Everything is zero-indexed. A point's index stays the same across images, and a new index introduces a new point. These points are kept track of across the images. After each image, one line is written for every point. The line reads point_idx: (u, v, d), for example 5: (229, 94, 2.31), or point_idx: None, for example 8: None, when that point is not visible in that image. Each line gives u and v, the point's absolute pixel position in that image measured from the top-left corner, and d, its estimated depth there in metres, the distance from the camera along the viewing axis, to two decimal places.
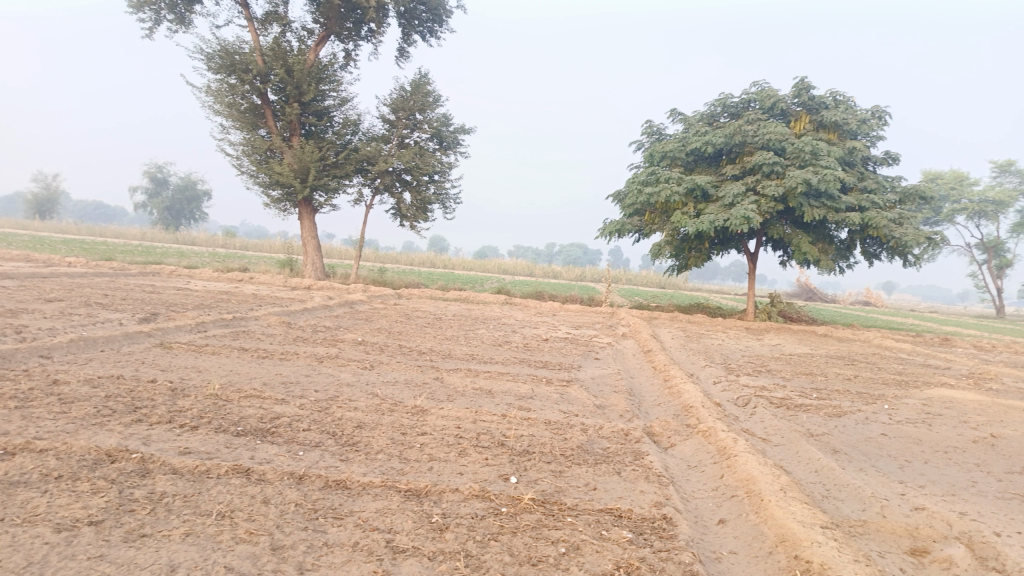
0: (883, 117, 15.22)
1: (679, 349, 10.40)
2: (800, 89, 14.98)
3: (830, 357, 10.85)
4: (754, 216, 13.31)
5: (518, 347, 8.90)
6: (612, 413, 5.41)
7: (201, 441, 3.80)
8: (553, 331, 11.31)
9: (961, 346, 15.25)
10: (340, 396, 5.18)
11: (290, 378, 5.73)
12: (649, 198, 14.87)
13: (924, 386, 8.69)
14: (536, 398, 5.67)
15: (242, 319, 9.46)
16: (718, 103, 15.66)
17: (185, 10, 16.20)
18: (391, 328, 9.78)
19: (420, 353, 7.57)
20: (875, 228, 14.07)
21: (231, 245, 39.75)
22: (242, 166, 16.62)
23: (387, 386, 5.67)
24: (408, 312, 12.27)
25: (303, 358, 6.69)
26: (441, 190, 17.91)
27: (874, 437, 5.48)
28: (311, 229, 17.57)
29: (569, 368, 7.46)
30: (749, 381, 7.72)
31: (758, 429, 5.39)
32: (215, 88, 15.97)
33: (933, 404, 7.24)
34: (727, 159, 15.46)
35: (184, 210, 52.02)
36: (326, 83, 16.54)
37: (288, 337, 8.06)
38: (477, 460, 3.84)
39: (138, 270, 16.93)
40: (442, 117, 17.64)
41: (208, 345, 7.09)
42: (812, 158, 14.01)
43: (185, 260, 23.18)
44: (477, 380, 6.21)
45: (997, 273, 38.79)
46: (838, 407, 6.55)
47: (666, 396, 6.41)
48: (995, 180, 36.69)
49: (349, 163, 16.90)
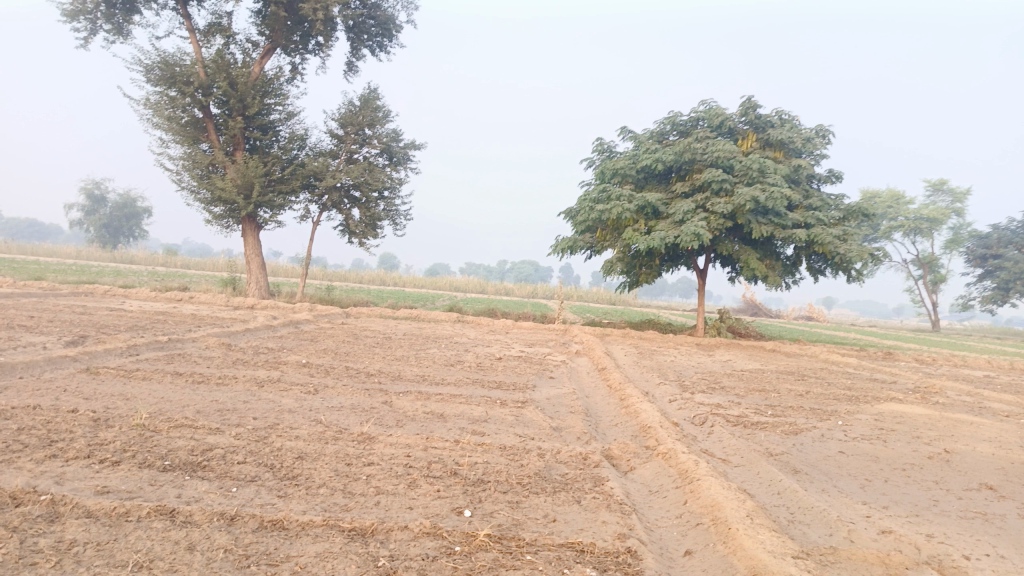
0: (826, 136, 15.56)
1: (633, 367, 10.30)
2: (747, 107, 15.21)
3: (781, 373, 10.89)
4: (704, 232, 13.39)
5: (470, 366, 8.65)
6: (568, 436, 5.20)
7: (122, 479, 3.45)
8: (505, 349, 11.10)
9: (903, 360, 15.59)
10: (280, 424, 4.86)
11: (227, 404, 5.37)
12: (601, 215, 14.84)
13: (874, 400, 8.75)
14: (490, 421, 5.44)
15: (179, 341, 8.98)
16: (667, 121, 15.79)
17: (123, 20, 15.60)
18: (338, 349, 9.41)
19: (368, 375, 7.26)
20: (821, 245, 14.31)
21: (172, 263, 38.50)
22: (182, 181, 16.03)
23: (332, 412, 5.36)
24: (357, 331, 11.90)
25: (243, 383, 6.30)
26: (391, 207, 17.60)
27: (833, 455, 5.40)
28: (255, 246, 17.03)
29: (523, 389, 7.25)
30: (704, 399, 7.62)
31: (717, 450, 5.26)
32: (154, 101, 15.38)
33: (885, 419, 7.25)
34: (676, 177, 15.57)
35: (122, 227, 50.22)
36: (271, 97, 16.11)
37: (228, 360, 7.64)
38: (428, 492, 3.58)
39: (70, 290, 16.11)
40: (391, 132, 17.37)
41: (139, 370, 6.64)
42: (760, 176, 14.20)
43: (122, 279, 22.26)
44: (428, 404, 5.94)
45: (932, 288, 40.18)
46: (795, 424, 6.48)
47: (623, 416, 6.24)
48: (929, 198, 38.09)
49: (295, 179, 16.46)
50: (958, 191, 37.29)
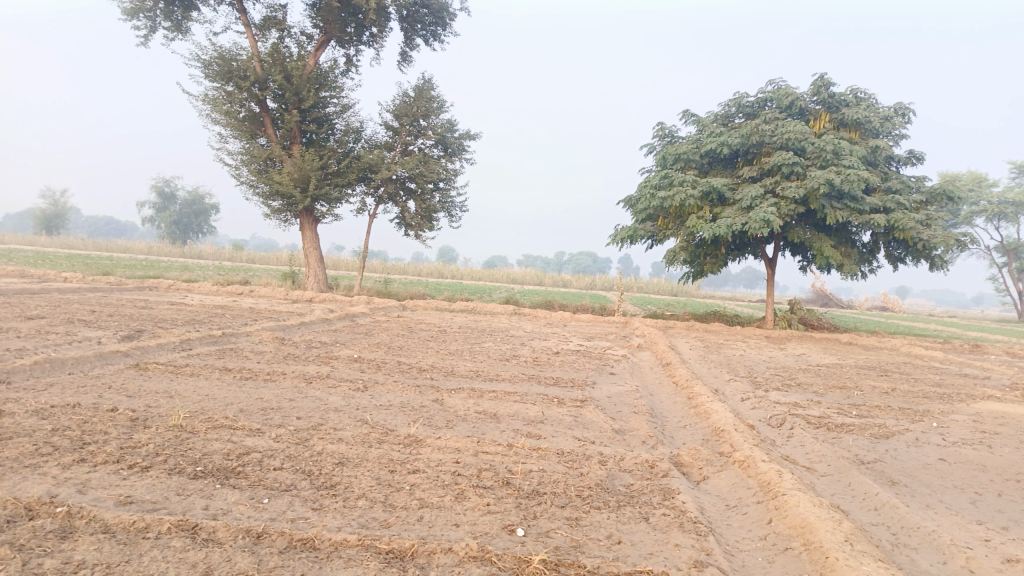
0: (906, 114, 14.57)
1: (699, 362, 9.75)
2: (819, 86, 14.34)
3: (861, 368, 10.16)
4: (774, 219, 12.67)
5: (526, 362, 8.26)
6: (633, 440, 4.77)
7: (147, 488, 3.19)
8: (564, 343, 10.68)
9: (993, 353, 14.50)
10: (324, 424, 4.57)
11: (273, 403, 5.12)
12: (663, 202, 14.23)
13: (969, 399, 7.98)
14: (547, 422, 5.04)
15: (232, 335, 8.87)
16: (733, 102, 15.04)
17: (182, 17, 15.76)
18: (391, 343, 9.16)
19: (421, 371, 6.95)
20: (902, 230, 13.40)
21: (238, 258, 39.40)
22: (242, 176, 16.12)
23: (379, 411, 5.05)
24: (412, 325, 11.67)
25: (290, 380, 6.07)
26: (447, 198, 17.35)
27: (933, 463, 4.80)
28: (313, 239, 17.03)
29: (583, 386, 6.82)
30: (779, 397, 7.05)
31: (800, 457, 4.74)
32: (213, 96, 15.49)
33: (985, 421, 6.54)
34: (743, 161, 14.83)
35: (192, 224, 51.72)
36: (326, 90, 16.03)
37: (279, 355, 7.46)
38: (478, 506, 3.22)
39: (135, 284, 16.40)
40: (446, 122, 17.10)
41: (188, 366, 6.49)
42: (834, 158, 13.37)
43: (187, 273, 22.69)
44: (481, 402, 5.58)
45: (1017, 276, 37.86)
46: (884, 427, 5.87)
47: (692, 418, 5.75)
48: (1014, 181, 35.82)
49: (351, 171, 16.35)
50: None
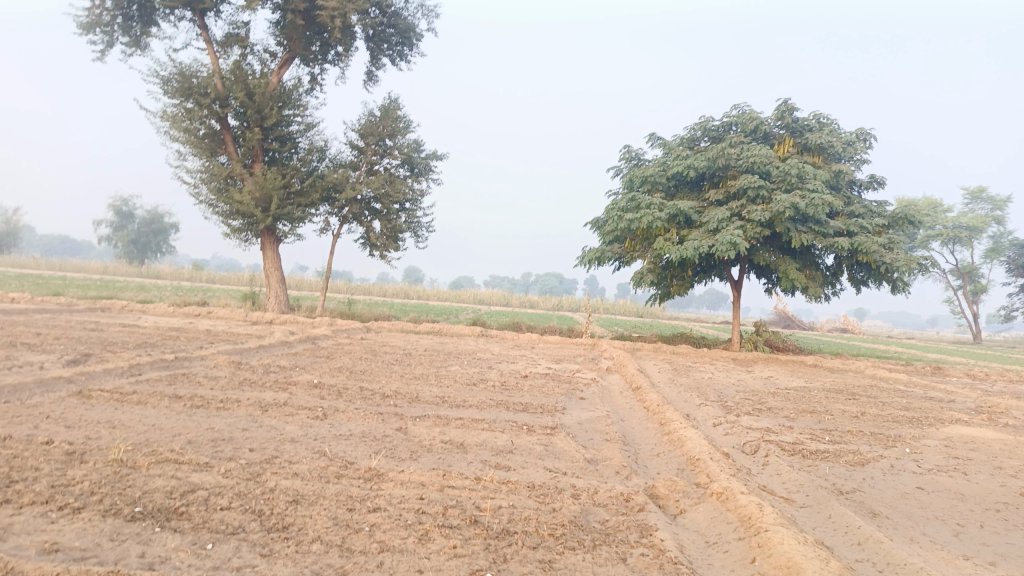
0: (868, 140, 14.80)
1: (669, 385, 9.61)
2: (783, 111, 14.49)
3: (828, 392, 10.12)
4: (740, 241, 12.69)
5: (494, 386, 8.02)
6: (606, 471, 4.57)
7: (76, 533, 2.87)
8: (532, 366, 10.46)
9: (954, 375, 14.68)
10: (278, 457, 4.28)
11: (225, 434, 4.82)
12: (630, 224, 14.19)
13: (938, 423, 7.95)
14: (516, 452, 4.82)
15: (186, 359, 8.47)
16: (698, 126, 15.13)
17: (141, 32, 15.38)
18: (354, 367, 8.84)
19: (384, 398, 6.67)
20: (865, 254, 13.54)
21: (197, 278, 38.52)
22: (201, 194, 15.69)
23: (339, 442, 4.77)
24: (375, 347, 11.35)
25: (245, 408, 5.75)
26: (413, 219, 17.12)
27: (911, 492, 4.68)
28: (275, 259, 16.62)
29: (553, 412, 6.61)
30: (751, 423, 6.92)
31: (778, 487, 4.59)
32: (172, 113, 15.09)
33: (956, 446, 6.48)
34: (709, 184, 14.89)
35: (150, 243, 50.55)
36: (290, 108, 15.75)
37: (235, 381, 7.11)
38: (443, 549, 2.97)
39: (87, 305, 15.79)
40: (413, 142, 16.92)
41: (136, 393, 6.13)
42: (799, 182, 13.49)
43: (143, 294, 21.98)
44: (447, 431, 5.34)
45: (972, 299, 38.81)
46: (859, 454, 5.76)
47: (665, 446, 5.57)
48: (967, 207, 36.83)
49: (315, 191, 16.04)
50: (999, 198, 36.04)
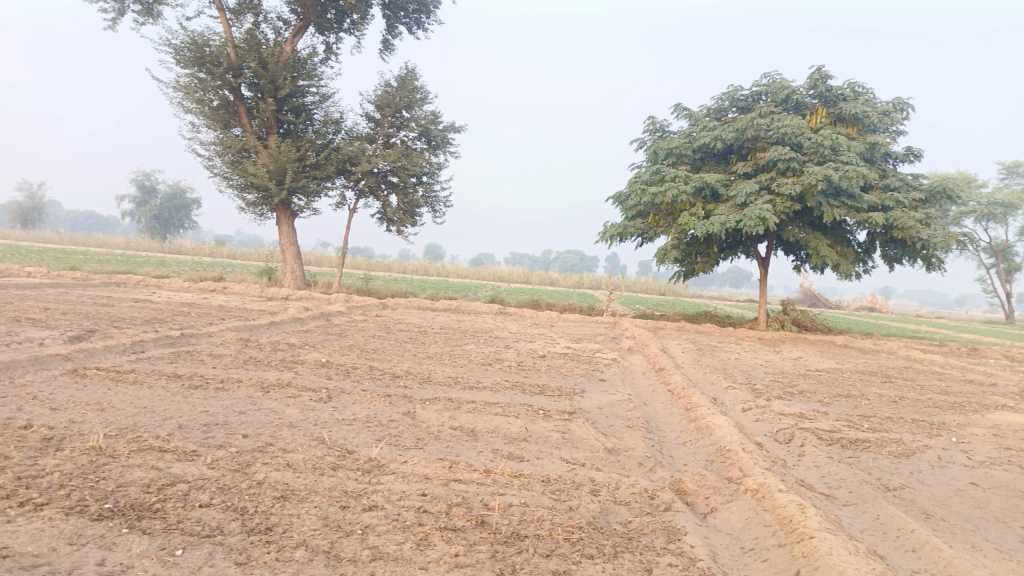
0: (905, 110, 14.11)
1: (693, 366, 9.20)
2: (816, 79, 13.82)
3: (862, 374, 9.64)
4: (770, 216, 12.15)
5: (510, 366, 7.65)
6: (628, 463, 4.20)
7: (30, 535, 2.56)
8: (550, 345, 10.10)
9: (991, 357, 14.06)
10: (272, 445, 3.96)
11: (219, 418, 4.51)
12: (654, 198, 13.67)
13: (981, 409, 7.46)
14: (531, 440, 4.46)
15: (192, 336, 8.19)
16: (726, 96, 14.52)
17: (153, 1, 15.03)
18: (365, 345, 8.52)
19: (394, 378, 6.33)
20: (900, 229, 12.95)
21: (218, 254, 38.57)
22: (215, 167, 15.40)
23: (340, 427, 4.44)
24: (390, 325, 11.02)
25: (245, 389, 5.44)
26: (430, 193, 16.72)
27: (965, 489, 4.25)
28: (290, 233, 16.33)
29: (571, 395, 6.23)
30: (782, 408, 6.50)
31: (817, 483, 4.18)
32: (184, 83, 14.76)
33: (1005, 435, 6.01)
34: (737, 156, 14.32)
35: (172, 219, 50.72)
36: (304, 78, 15.35)
37: (239, 359, 6.80)
38: (443, 557, 2.62)
39: (102, 280, 15.64)
40: (430, 114, 16.47)
41: (133, 372, 5.84)
42: (832, 154, 12.87)
43: (159, 269, 21.82)
44: (457, 416, 4.98)
45: (1005, 277, 37.73)
46: (902, 444, 5.33)
47: (692, 434, 5.18)
48: (1002, 182, 35.64)
49: (330, 164, 15.67)
50: None
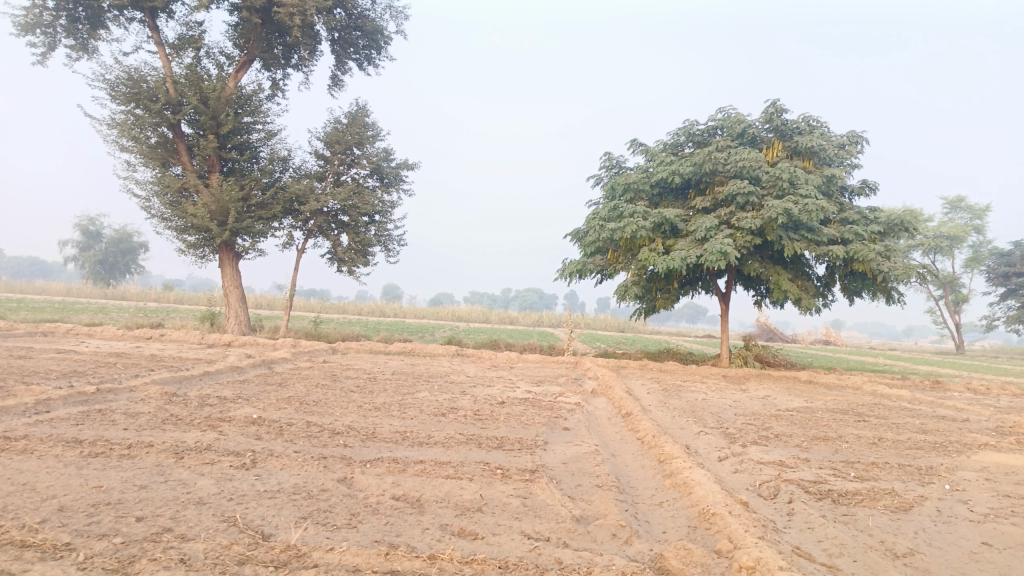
0: (859, 143, 14.10)
1: (660, 409, 8.68)
2: (771, 113, 13.72)
3: (834, 412, 9.23)
4: (731, 251, 11.83)
5: (465, 416, 7.01)
6: (600, 534, 3.62)
7: None
8: (509, 390, 9.48)
9: (955, 389, 13.86)
10: (170, 531, 3.27)
11: (112, 496, 3.77)
12: (613, 234, 13.29)
13: (964, 448, 7.05)
14: (486, 510, 3.83)
15: (111, 391, 7.35)
16: (682, 131, 14.33)
17: (88, 36, 14.33)
18: (307, 396, 7.77)
19: (333, 435, 5.64)
20: (861, 262, 12.76)
21: (164, 299, 37.33)
22: (152, 208, 14.56)
23: (259, 503, 3.74)
24: (337, 372, 10.27)
25: (156, 455, 4.70)
26: (383, 231, 16.10)
27: (978, 552, 3.75)
28: (233, 277, 15.50)
29: (532, 449, 5.61)
30: (760, 455, 5.99)
31: (815, 550, 3.64)
32: (119, 120, 13.96)
33: (998, 479, 5.56)
34: (695, 191, 14.08)
35: (118, 263, 48.95)
36: (248, 114, 14.70)
37: (158, 418, 6.00)
38: None
39: (26, 329, 14.53)
40: (381, 151, 15.95)
41: (25, 438, 5.02)
42: (791, 187, 12.70)
43: (94, 316, 20.56)
44: (402, 481, 4.32)
45: (954, 309, 38.52)
46: (897, 496, 4.82)
47: (668, 493, 4.62)
48: (947, 216, 36.55)
49: (276, 203, 14.97)
50: (978, 207, 35.82)
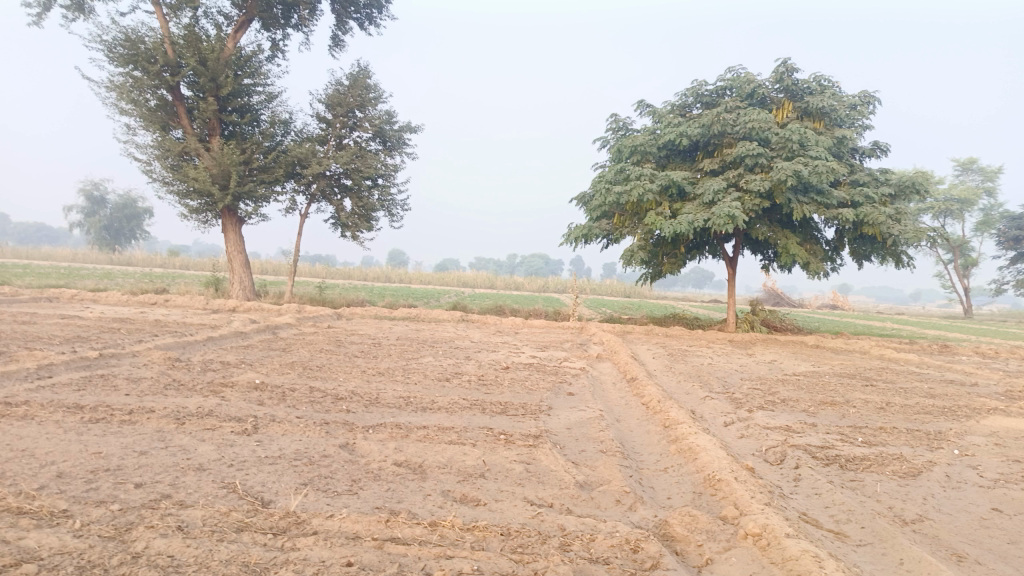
0: (871, 103, 13.80)
1: (666, 374, 8.62)
2: (782, 73, 13.42)
3: (842, 377, 9.16)
4: (739, 214, 11.66)
5: (469, 381, 6.96)
6: (603, 500, 3.57)
7: None
8: (514, 355, 9.43)
9: (964, 354, 13.77)
10: (169, 497, 3.23)
11: (112, 462, 3.73)
12: (619, 197, 13.12)
13: (972, 413, 6.97)
14: (489, 476, 3.79)
15: (114, 357, 7.32)
16: (690, 91, 14.05)
17: None
18: (310, 361, 7.74)
19: (336, 401, 5.60)
20: (870, 225, 12.58)
21: (170, 264, 37.37)
22: (153, 172, 14.43)
23: (259, 469, 3.70)
24: (341, 337, 10.23)
25: (157, 420, 4.67)
26: (386, 196, 15.95)
27: (987, 518, 3.69)
28: (236, 242, 15.42)
29: (536, 414, 5.56)
30: (767, 420, 5.93)
31: (822, 516, 3.59)
32: (117, 82, 13.76)
33: (1008, 444, 5.50)
34: (703, 153, 13.85)
35: (123, 229, 48.92)
36: (248, 76, 14.47)
37: (160, 384, 5.97)
38: None
39: (32, 295, 14.52)
40: (384, 114, 15.72)
41: (26, 403, 4.99)
42: (800, 149, 12.47)
43: (99, 282, 20.56)
44: (404, 447, 4.28)
45: (963, 273, 38.22)
46: (906, 461, 4.76)
47: (673, 458, 4.57)
48: (958, 178, 36.05)
49: (278, 167, 14.81)
50: (990, 169, 35.31)
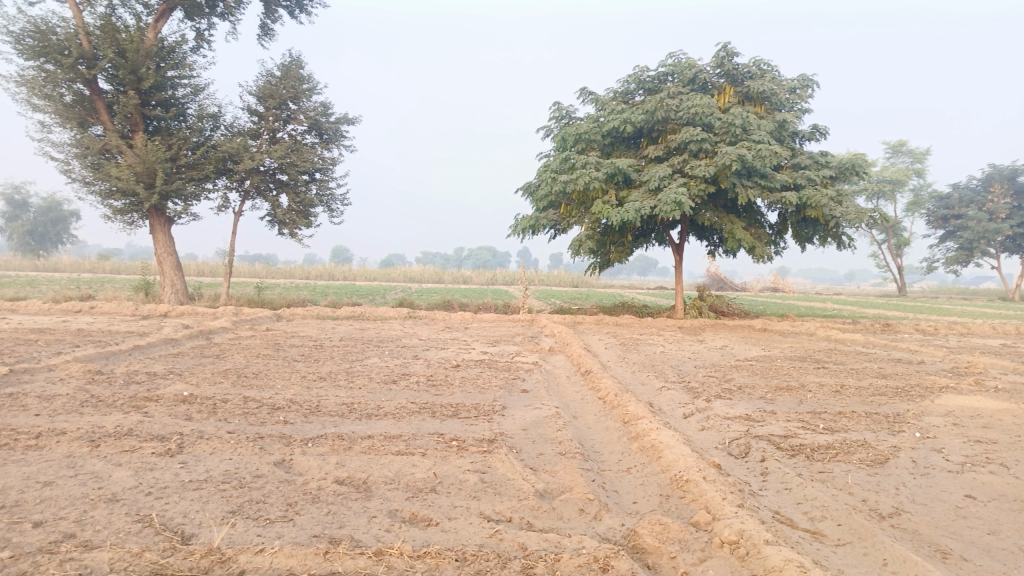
0: (809, 87, 13.90)
1: (620, 365, 8.42)
2: (722, 57, 13.37)
3: (794, 361, 9.13)
4: (686, 200, 11.55)
5: (417, 382, 6.61)
6: (566, 511, 3.29)
7: None
8: (464, 351, 9.11)
9: (905, 332, 14.03)
10: (72, 537, 2.81)
11: (9, 498, 3.27)
12: (565, 186, 12.88)
13: (926, 392, 6.95)
14: (440, 491, 3.45)
15: (28, 372, 6.72)
16: (632, 78, 13.90)
17: None
18: (246, 368, 7.27)
19: (272, 411, 5.18)
20: (814, 208, 12.63)
21: (99, 269, 35.69)
22: (72, 172, 13.55)
23: (181, 497, 3.29)
24: (282, 340, 9.72)
25: (69, 444, 4.19)
26: (325, 190, 15.37)
27: (963, 507, 3.53)
28: (166, 243, 14.63)
29: (489, 415, 5.25)
30: (725, 410, 5.75)
31: (796, 515, 3.38)
32: (27, 76, 12.83)
33: (967, 424, 5.44)
34: (647, 140, 13.72)
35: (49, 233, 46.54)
36: (172, 69, 13.70)
37: (77, 401, 5.45)
38: None
39: None
40: (319, 105, 15.13)
41: None
42: (743, 133, 12.43)
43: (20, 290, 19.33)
44: (347, 461, 3.91)
45: (896, 252, 39.43)
46: (872, 448, 4.61)
47: (636, 458, 4.32)
48: (889, 160, 37.09)
49: (208, 163, 14.08)
50: (918, 151, 36.43)
